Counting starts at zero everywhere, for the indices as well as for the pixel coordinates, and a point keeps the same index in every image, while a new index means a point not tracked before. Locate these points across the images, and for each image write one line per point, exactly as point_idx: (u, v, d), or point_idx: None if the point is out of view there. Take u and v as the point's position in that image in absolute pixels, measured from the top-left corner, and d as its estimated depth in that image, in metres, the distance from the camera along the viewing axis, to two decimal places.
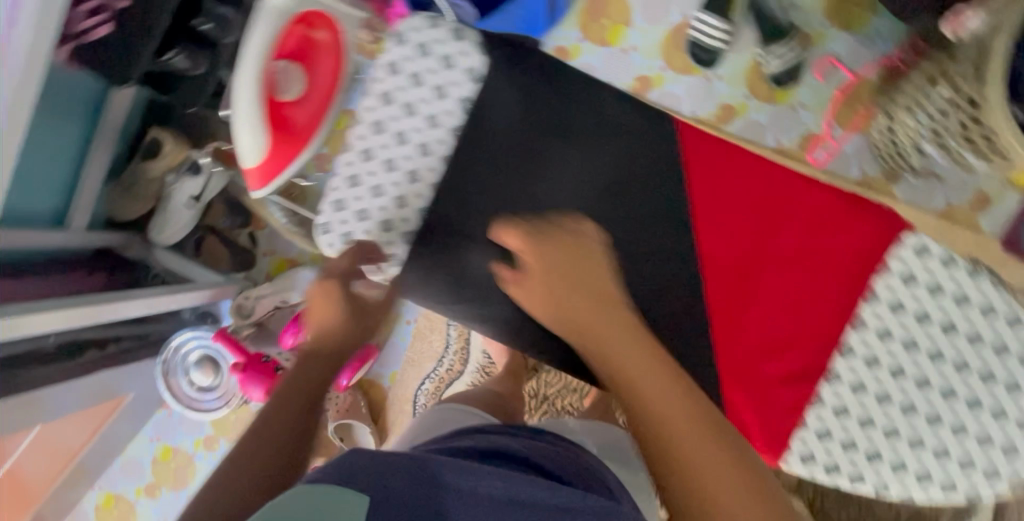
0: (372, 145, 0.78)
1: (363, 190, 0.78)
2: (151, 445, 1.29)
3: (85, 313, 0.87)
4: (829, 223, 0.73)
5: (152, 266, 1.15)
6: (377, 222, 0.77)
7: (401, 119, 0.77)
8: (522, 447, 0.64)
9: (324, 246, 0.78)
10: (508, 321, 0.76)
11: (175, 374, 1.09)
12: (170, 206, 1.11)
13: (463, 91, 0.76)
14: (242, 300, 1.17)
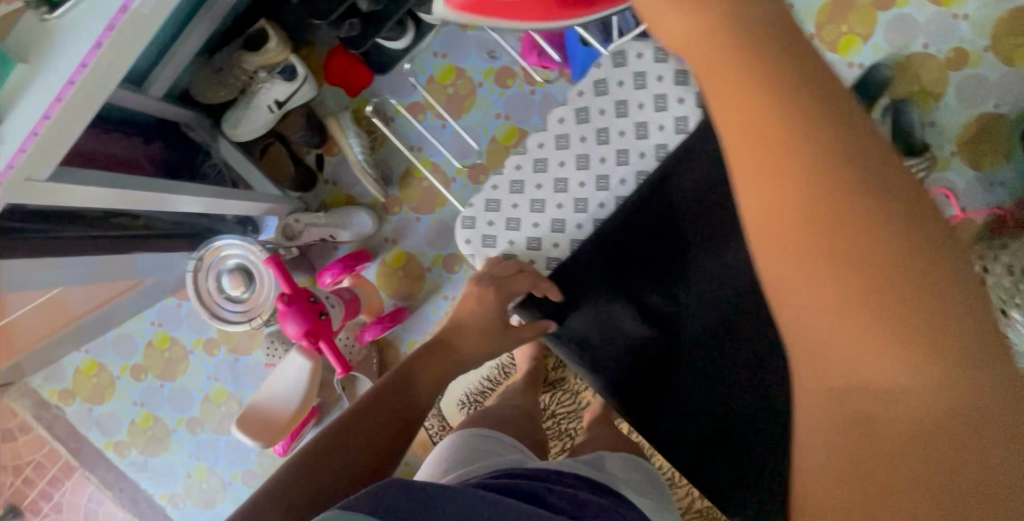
0: (548, 158, 0.78)
1: (522, 199, 0.78)
2: (152, 327, 1.27)
3: (140, 200, 0.79)
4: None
5: (212, 156, 1.10)
6: (528, 239, 0.77)
7: (589, 143, 0.76)
8: (541, 489, 0.60)
9: (462, 240, 0.79)
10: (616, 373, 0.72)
11: (205, 275, 1.05)
12: (253, 102, 1.06)
13: (664, 137, 0.73)
14: (290, 222, 1.07)
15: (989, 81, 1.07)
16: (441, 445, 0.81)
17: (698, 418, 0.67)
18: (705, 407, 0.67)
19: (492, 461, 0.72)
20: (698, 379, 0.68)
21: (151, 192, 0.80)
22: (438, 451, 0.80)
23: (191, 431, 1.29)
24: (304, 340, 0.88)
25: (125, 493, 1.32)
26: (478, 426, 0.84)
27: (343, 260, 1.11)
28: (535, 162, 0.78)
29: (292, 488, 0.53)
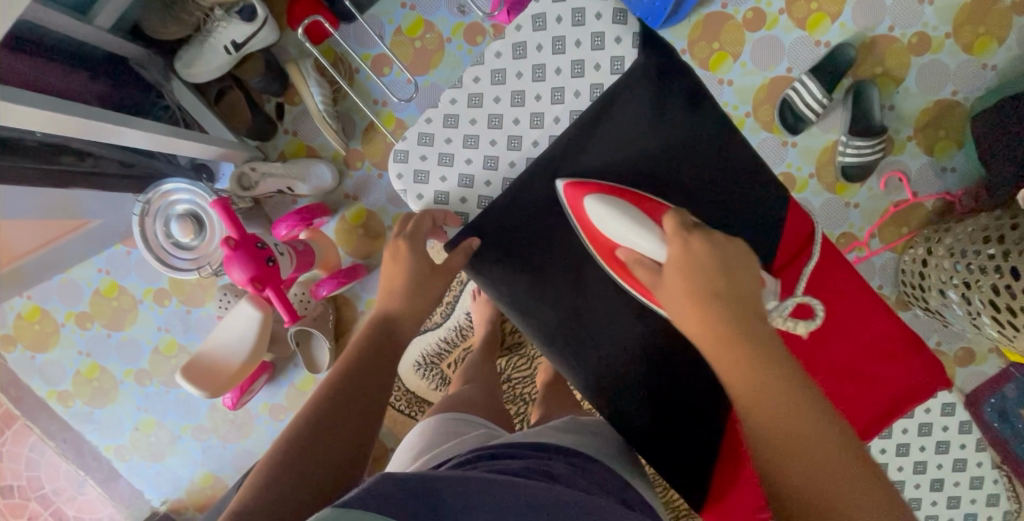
0: (483, 92, 0.76)
1: (455, 134, 0.76)
2: (99, 275, 1.23)
3: (77, 127, 0.76)
4: (896, 354, 0.71)
5: (165, 98, 1.05)
6: (460, 176, 0.76)
7: (525, 81, 0.75)
8: (527, 471, 0.57)
9: (393, 175, 0.78)
10: (549, 329, 0.72)
11: (153, 221, 1.02)
12: (208, 42, 1.01)
13: (601, 77, 0.73)
14: (246, 171, 1.06)
15: (948, 69, 1.09)
16: (420, 428, 0.82)
17: (631, 385, 0.71)
18: (633, 350, 0.71)
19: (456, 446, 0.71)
20: (632, 340, 0.71)
21: (92, 122, 0.77)
22: (414, 435, 0.81)
23: (139, 384, 1.26)
24: (251, 286, 0.87)
25: (69, 445, 1.28)
26: (454, 412, 0.84)
27: (298, 212, 1.07)
28: (468, 97, 0.76)
29: (280, 490, 0.56)
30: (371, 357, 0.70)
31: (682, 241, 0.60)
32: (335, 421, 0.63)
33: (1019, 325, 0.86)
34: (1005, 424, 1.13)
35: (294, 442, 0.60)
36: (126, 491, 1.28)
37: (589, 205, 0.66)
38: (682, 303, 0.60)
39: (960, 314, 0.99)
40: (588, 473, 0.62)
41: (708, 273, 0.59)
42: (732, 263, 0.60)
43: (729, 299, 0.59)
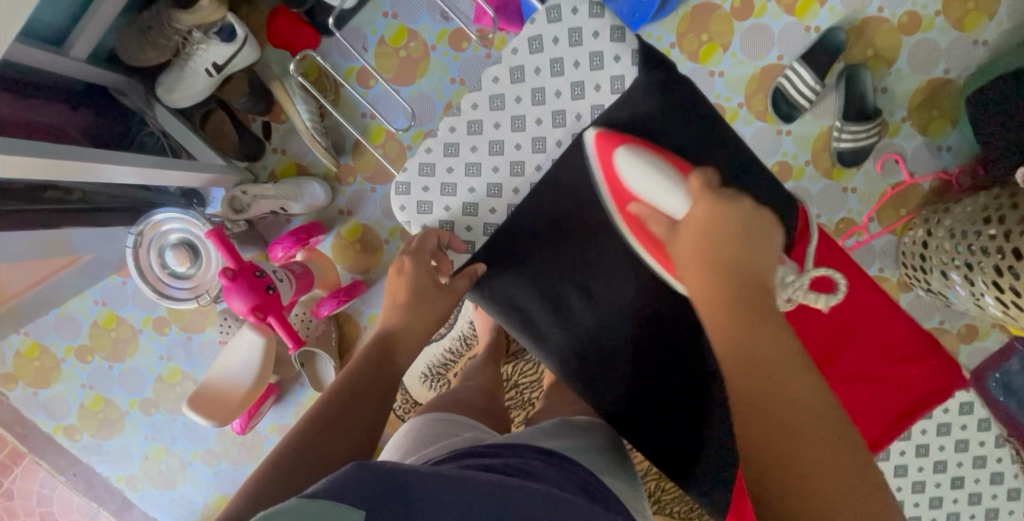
0: (483, 119, 0.75)
1: (456, 163, 0.76)
2: (96, 307, 1.22)
3: (62, 168, 0.74)
4: (920, 357, 0.73)
5: (148, 125, 1.03)
6: (463, 205, 0.76)
7: (524, 105, 0.74)
8: (509, 467, 0.57)
9: (395, 207, 0.78)
10: (563, 352, 0.72)
11: (147, 252, 1.00)
12: (189, 66, 0.99)
13: (601, 98, 0.72)
14: (237, 194, 1.04)
15: (939, 48, 1.08)
16: (407, 427, 0.82)
17: (641, 404, 0.71)
18: (642, 362, 0.70)
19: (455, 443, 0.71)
20: (642, 362, 0.70)
21: (76, 161, 0.74)
22: (400, 436, 0.81)
23: (145, 413, 1.25)
24: (252, 316, 0.85)
25: (79, 478, 1.28)
26: (445, 412, 0.83)
27: (294, 234, 1.07)
28: (467, 125, 0.76)
29: (267, 480, 0.56)
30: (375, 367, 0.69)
31: (706, 203, 0.58)
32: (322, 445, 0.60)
33: (1022, 306, 0.86)
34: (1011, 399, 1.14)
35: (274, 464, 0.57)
36: (140, 519, 1.28)
37: (620, 160, 0.64)
38: (683, 244, 0.59)
39: (963, 295, 1.00)
40: (597, 486, 0.62)
41: (725, 236, 0.56)
42: (753, 232, 0.57)
43: (738, 268, 0.55)
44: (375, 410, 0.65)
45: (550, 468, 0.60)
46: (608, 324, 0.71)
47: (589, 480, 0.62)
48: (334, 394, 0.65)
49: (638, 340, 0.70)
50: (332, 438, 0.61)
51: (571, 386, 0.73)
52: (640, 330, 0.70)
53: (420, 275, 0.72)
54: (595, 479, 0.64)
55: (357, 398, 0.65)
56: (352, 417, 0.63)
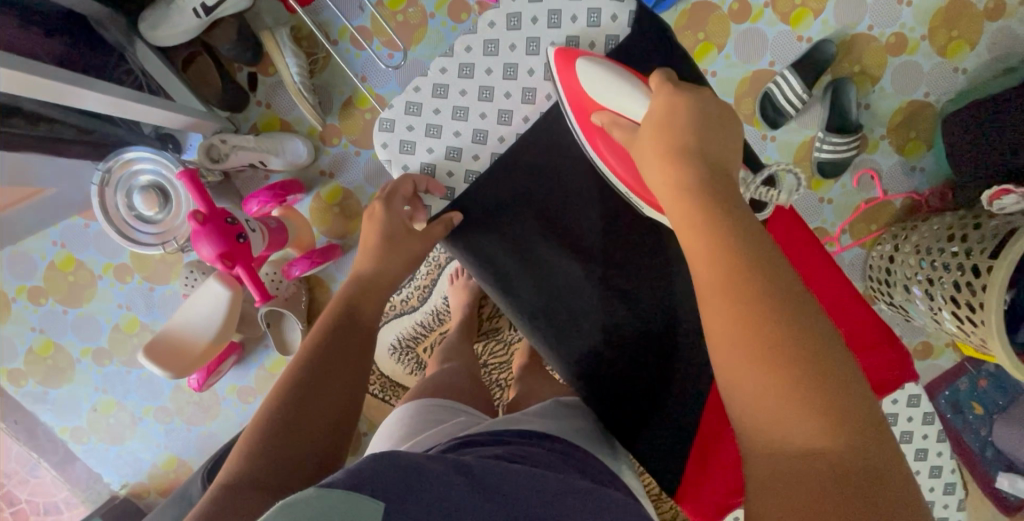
0: (476, 63, 0.75)
1: (444, 105, 0.75)
2: (54, 248, 1.16)
3: (33, 85, 0.70)
4: (870, 348, 0.73)
5: (127, 62, 0.99)
6: (447, 148, 0.75)
7: (518, 54, 0.74)
8: (513, 455, 0.58)
9: (377, 144, 0.76)
10: (531, 309, 0.72)
11: (113, 192, 0.96)
12: (176, 4, 0.95)
13: (595, 54, 0.72)
14: (216, 143, 1.03)
15: (921, 71, 1.12)
16: (395, 415, 0.81)
17: (607, 370, 0.71)
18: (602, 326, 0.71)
19: (439, 433, 0.71)
20: (610, 326, 0.71)
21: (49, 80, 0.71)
22: (391, 421, 0.80)
23: (98, 363, 1.20)
24: (219, 263, 0.83)
25: (20, 426, 1.22)
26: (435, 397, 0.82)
27: (271, 188, 1.04)
28: (458, 66, 0.75)
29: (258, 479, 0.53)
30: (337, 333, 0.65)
31: (665, 99, 0.59)
32: (316, 391, 0.60)
33: (975, 321, 0.88)
34: (954, 414, 1.22)
35: (274, 417, 0.57)
36: (83, 474, 1.24)
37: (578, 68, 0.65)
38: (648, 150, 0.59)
39: (922, 309, 1.03)
40: (586, 464, 0.63)
41: (683, 126, 0.57)
42: (713, 123, 0.59)
43: (700, 158, 0.57)
44: (352, 376, 0.63)
45: (549, 455, 0.61)
46: (580, 292, 0.71)
47: (579, 453, 0.65)
48: (300, 375, 0.60)
49: (607, 306, 0.70)
50: (316, 416, 0.58)
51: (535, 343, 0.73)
52: (607, 301, 0.71)
53: (395, 218, 0.72)
54: (589, 455, 0.65)
55: (328, 371, 0.61)
56: (331, 391, 0.60)
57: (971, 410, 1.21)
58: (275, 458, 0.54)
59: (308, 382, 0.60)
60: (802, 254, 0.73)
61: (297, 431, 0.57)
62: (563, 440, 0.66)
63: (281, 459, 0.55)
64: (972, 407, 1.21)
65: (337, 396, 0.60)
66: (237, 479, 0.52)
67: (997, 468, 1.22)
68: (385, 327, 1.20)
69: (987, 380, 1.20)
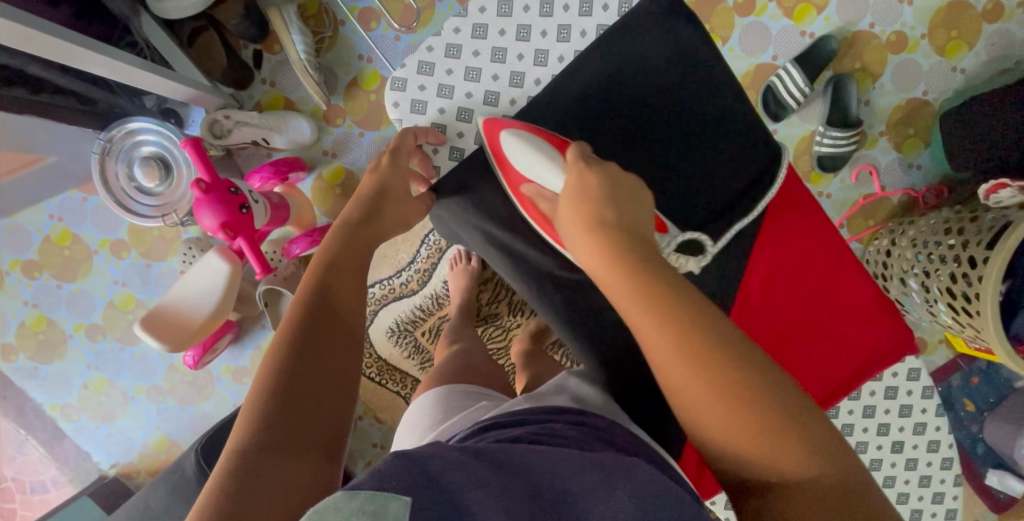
0: (489, 24, 0.80)
1: (456, 65, 0.80)
2: (50, 221, 1.15)
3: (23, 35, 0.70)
4: (869, 316, 0.76)
5: (133, 33, 0.98)
6: (459, 109, 0.81)
7: (532, 15, 0.79)
8: (532, 435, 0.59)
9: (389, 103, 0.82)
10: (539, 273, 0.77)
11: (114, 160, 0.95)
12: None
13: (607, 18, 0.78)
14: (220, 119, 1.02)
15: (920, 69, 1.14)
16: (418, 404, 0.80)
17: (607, 331, 0.77)
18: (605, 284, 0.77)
19: (463, 419, 0.70)
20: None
21: (36, 31, 0.71)
22: (415, 409, 0.79)
23: (91, 339, 1.19)
24: (221, 233, 0.82)
25: (9, 402, 1.20)
26: (458, 383, 0.82)
27: (274, 165, 1.05)
28: (474, 28, 0.80)
29: (253, 481, 0.46)
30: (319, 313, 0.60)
31: (578, 171, 0.64)
32: (318, 340, 0.58)
33: (971, 311, 0.89)
34: (948, 410, 1.23)
35: (278, 372, 0.54)
36: (72, 452, 1.22)
37: (503, 139, 0.70)
38: (569, 220, 0.63)
39: (917, 303, 1.04)
40: (605, 438, 0.63)
41: (599, 200, 0.61)
42: (622, 190, 0.63)
43: (617, 226, 0.60)
44: (348, 355, 0.59)
45: (569, 432, 0.62)
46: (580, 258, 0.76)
47: (604, 427, 0.65)
48: (286, 365, 0.55)
49: None
50: (312, 404, 0.53)
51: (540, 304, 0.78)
52: None
53: (395, 175, 0.74)
54: (615, 431, 0.66)
55: (319, 354, 0.57)
56: (325, 375, 0.56)
57: (964, 406, 1.23)
58: (290, 411, 0.52)
59: (308, 333, 0.58)
60: (811, 218, 0.75)
61: (293, 423, 0.51)
62: (594, 412, 0.68)
63: (296, 410, 0.52)
64: (964, 403, 1.23)
65: (344, 336, 0.60)
66: (253, 440, 0.49)
67: (987, 465, 1.23)
68: (383, 309, 1.19)
69: (979, 377, 1.22)
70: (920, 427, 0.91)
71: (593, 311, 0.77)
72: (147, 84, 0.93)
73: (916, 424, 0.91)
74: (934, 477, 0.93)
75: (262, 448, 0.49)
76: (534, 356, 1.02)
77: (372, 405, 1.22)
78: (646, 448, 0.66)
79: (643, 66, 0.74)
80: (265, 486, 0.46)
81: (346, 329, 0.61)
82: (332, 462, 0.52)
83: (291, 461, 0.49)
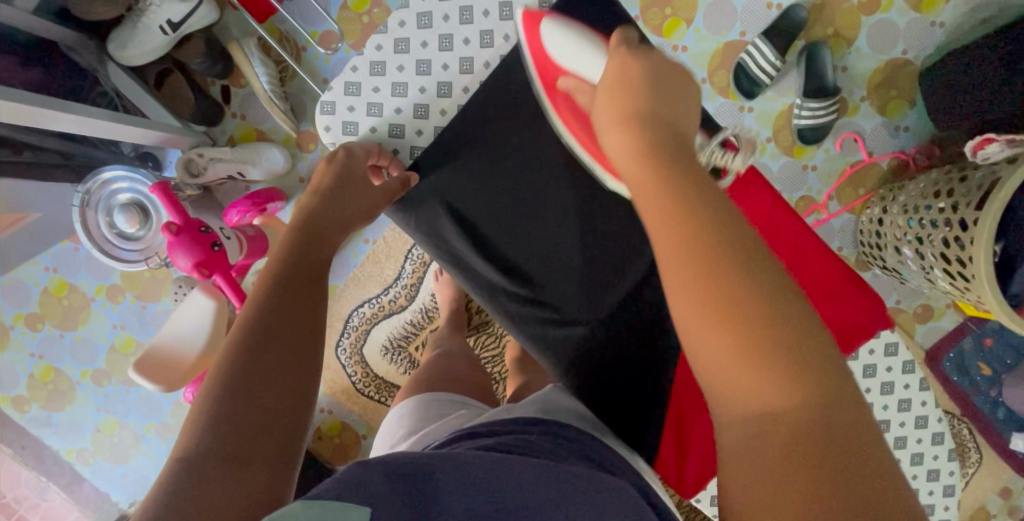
0: (410, 38, 0.83)
1: (383, 82, 0.84)
2: (46, 274, 1.19)
3: None
4: (832, 292, 0.78)
5: (101, 84, 0.99)
6: (390, 126, 0.84)
7: (452, 24, 0.82)
8: (507, 444, 0.59)
9: (321, 127, 0.85)
10: (490, 288, 0.80)
11: (94, 212, 0.97)
12: (141, 22, 0.96)
13: (527, 18, 0.82)
14: (194, 158, 1.04)
15: (897, 28, 1.10)
16: (398, 411, 0.80)
17: (563, 338, 0.79)
18: (569, 287, 0.79)
19: (435, 426, 0.72)
20: (575, 294, 0.79)
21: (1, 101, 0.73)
22: (394, 417, 0.80)
23: (97, 384, 1.22)
24: (197, 273, 0.84)
25: (28, 451, 1.24)
26: (438, 390, 0.82)
27: (251, 197, 1.04)
28: (396, 44, 0.83)
29: (195, 488, 0.47)
30: (269, 316, 0.61)
31: (619, 56, 0.62)
32: (276, 334, 0.59)
33: (966, 276, 0.86)
34: (962, 375, 1.19)
35: (230, 371, 0.55)
36: (91, 495, 1.25)
37: (545, 31, 0.72)
38: (603, 109, 0.61)
39: (915, 270, 1.01)
40: (586, 454, 0.63)
41: (635, 83, 0.59)
42: (664, 77, 0.60)
43: (655, 117, 0.57)
44: (301, 359, 0.59)
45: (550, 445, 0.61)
46: (541, 261, 0.79)
47: (580, 435, 0.66)
48: (234, 370, 0.55)
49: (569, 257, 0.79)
50: (261, 412, 0.54)
51: (504, 315, 0.80)
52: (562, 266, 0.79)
53: (347, 173, 0.77)
54: (593, 443, 0.66)
55: (268, 357, 0.57)
56: (273, 380, 0.56)
57: (979, 370, 1.18)
58: (246, 406, 0.53)
59: (264, 328, 0.59)
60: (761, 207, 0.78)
61: (238, 433, 0.52)
62: (567, 422, 0.68)
63: (239, 420, 0.52)
64: (979, 367, 1.18)
65: (297, 337, 0.60)
66: (193, 450, 0.49)
67: (1011, 429, 1.18)
68: (375, 327, 1.20)
69: (992, 338, 1.17)
70: (906, 404, 0.93)
71: (549, 319, 0.79)
72: (120, 134, 0.95)
73: (902, 401, 0.93)
74: (925, 453, 0.93)
75: (215, 441, 0.50)
76: (525, 362, 1.01)
77: (375, 425, 1.22)
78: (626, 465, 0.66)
79: None
80: (208, 496, 0.47)
81: (299, 330, 0.61)
82: (280, 471, 0.52)
83: (235, 469, 0.49)
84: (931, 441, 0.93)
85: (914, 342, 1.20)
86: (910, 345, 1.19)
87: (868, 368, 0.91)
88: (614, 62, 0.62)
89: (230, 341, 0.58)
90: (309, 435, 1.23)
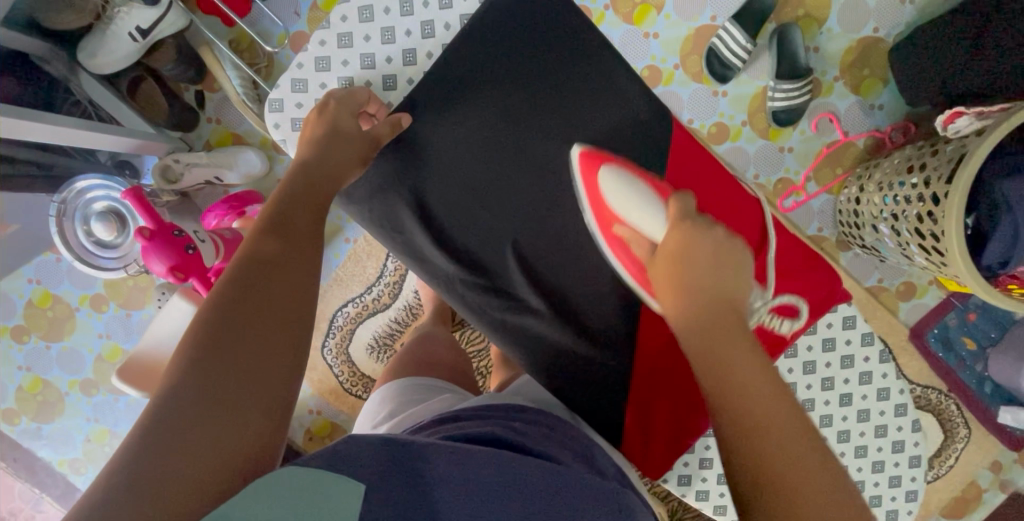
0: (353, 32, 0.87)
1: (329, 77, 0.87)
2: (30, 285, 1.19)
3: None
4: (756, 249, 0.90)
5: (74, 94, 1.00)
6: None
7: (393, 17, 0.87)
8: (484, 430, 0.59)
9: (271, 124, 0.88)
10: (447, 276, 0.86)
11: (72, 220, 0.97)
12: (111, 30, 0.96)
13: (468, 7, 0.87)
14: (170, 163, 1.03)
15: (866, 7, 1.10)
16: (376, 399, 0.81)
17: (521, 321, 0.86)
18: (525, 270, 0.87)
19: (411, 410, 0.73)
20: (530, 277, 0.87)
21: None
22: (374, 403, 0.80)
23: (86, 394, 1.22)
24: (173, 276, 0.84)
25: (20, 463, 1.24)
26: (419, 377, 0.82)
27: (227, 200, 1.05)
28: (338, 38, 0.87)
29: (180, 435, 0.45)
30: (258, 264, 0.59)
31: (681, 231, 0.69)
32: (269, 278, 0.58)
33: (941, 251, 0.86)
34: (947, 351, 1.19)
35: (218, 315, 0.53)
36: None
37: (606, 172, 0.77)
38: (663, 271, 0.70)
39: (892, 247, 1.01)
40: (556, 438, 0.63)
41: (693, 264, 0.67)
42: (724, 262, 0.68)
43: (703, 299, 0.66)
44: (295, 302, 0.58)
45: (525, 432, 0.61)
46: (499, 249, 0.86)
47: (550, 420, 0.67)
48: (227, 311, 0.54)
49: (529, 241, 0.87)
50: (255, 355, 0.52)
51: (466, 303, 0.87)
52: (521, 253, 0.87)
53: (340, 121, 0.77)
54: (560, 428, 0.67)
55: (261, 300, 0.56)
56: (267, 324, 0.55)
57: (963, 345, 1.18)
58: (246, 340, 0.52)
59: (254, 274, 0.58)
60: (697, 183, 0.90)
61: (230, 373, 0.50)
62: (546, 411, 0.70)
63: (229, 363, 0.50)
64: (963, 342, 1.18)
65: (289, 282, 0.59)
66: (180, 392, 0.47)
67: (998, 403, 1.18)
68: (361, 326, 1.20)
69: (975, 313, 1.17)
70: (866, 377, 0.94)
71: (506, 306, 0.86)
72: (96, 143, 0.95)
73: (862, 373, 0.94)
74: (889, 425, 0.95)
75: (204, 382, 0.48)
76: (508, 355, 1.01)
77: None
78: (593, 450, 0.66)
79: (539, 71, 0.86)
80: (195, 439, 0.45)
81: (288, 275, 0.60)
82: (270, 417, 0.50)
83: (223, 412, 0.48)
84: (894, 412, 0.94)
85: (897, 319, 1.20)
86: (892, 322, 1.19)
87: (827, 342, 0.93)
88: (677, 231, 0.69)
89: (221, 286, 0.57)
90: (299, 436, 1.23)
